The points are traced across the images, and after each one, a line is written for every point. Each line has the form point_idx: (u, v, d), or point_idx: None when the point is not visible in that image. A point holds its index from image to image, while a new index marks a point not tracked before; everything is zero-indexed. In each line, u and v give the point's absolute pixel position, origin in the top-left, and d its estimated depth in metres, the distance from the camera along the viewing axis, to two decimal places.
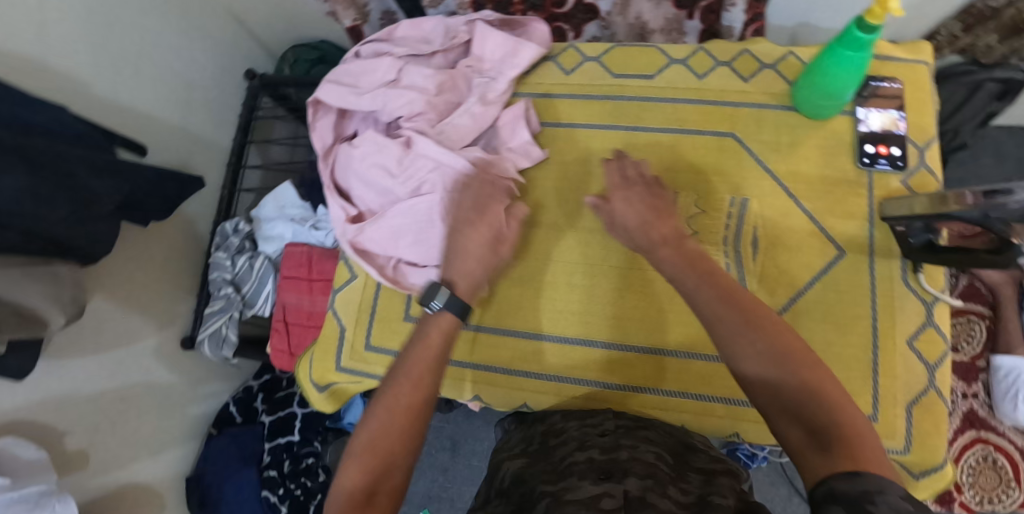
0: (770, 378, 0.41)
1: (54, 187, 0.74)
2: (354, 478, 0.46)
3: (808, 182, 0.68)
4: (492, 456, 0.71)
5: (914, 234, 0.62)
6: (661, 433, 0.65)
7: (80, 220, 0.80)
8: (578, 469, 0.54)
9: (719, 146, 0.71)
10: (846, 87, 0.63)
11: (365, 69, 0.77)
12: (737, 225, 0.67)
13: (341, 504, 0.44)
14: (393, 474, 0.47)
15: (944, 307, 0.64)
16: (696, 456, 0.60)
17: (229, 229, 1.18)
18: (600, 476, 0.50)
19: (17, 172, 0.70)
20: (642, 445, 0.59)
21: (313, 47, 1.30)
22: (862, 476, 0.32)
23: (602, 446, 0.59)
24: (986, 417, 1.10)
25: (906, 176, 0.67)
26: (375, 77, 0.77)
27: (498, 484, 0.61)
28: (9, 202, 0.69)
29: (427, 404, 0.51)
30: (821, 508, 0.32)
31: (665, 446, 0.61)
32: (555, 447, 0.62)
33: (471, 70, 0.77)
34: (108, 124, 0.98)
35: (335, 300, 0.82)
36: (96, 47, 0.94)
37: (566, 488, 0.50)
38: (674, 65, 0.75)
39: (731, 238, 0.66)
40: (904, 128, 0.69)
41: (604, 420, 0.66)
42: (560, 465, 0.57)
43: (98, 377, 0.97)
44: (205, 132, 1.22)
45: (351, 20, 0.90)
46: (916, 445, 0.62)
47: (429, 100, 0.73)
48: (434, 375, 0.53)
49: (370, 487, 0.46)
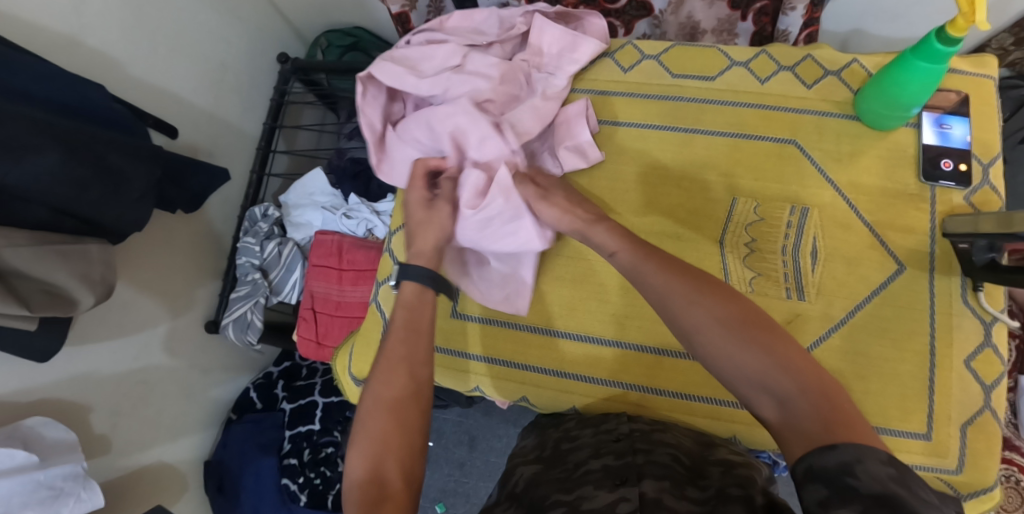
0: (731, 356, 0.44)
1: (86, 170, 0.75)
2: (363, 468, 0.50)
3: (869, 195, 0.67)
4: (510, 459, 0.71)
5: (977, 252, 0.62)
6: (680, 434, 0.67)
7: (112, 201, 0.80)
8: (594, 475, 0.55)
9: (780, 153, 0.70)
10: (915, 98, 0.61)
11: (424, 54, 0.76)
12: (796, 238, 0.66)
13: (354, 495, 0.48)
14: (399, 456, 0.51)
15: (1003, 328, 0.63)
16: (717, 450, 0.62)
17: (257, 214, 1.16)
18: (615, 483, 0.51)
19: (52, 153, 0.70)
20: (658, 447, 0.60)
21: (347, 32, 1.28)
22: (837, 448, 0.35)
23: (617, 451, 0.60)
24: (1011, 437, 1.09)
25: (969, 192, 0.66)
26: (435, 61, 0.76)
27: (512, 488, 0.61)
28: (42, 183, 0.70)
29: (409, 385, 0.55)
30: (803, 485, 0.35)
31: (683, 447, 0.62)
32: (569, 453, 0.63)
33: (528, 64, 0.77)
34: (142, 105, 0.98)
35: (378, 292, 0.80)
36: (132, 26, 0.93)
37: (581, 497, 0.51)
38: (735, 68, 0.73)
39: (792, 240, 0.66)
40: (969, 143, 0.67)
41: (618, 425, 0.68)
42: (575, 472, 0.58)
43: (122, 358, 0.97)
44: (236, 115, 1.21)
45: (398, 6, 0.89)
46: (968, 466, 0.62)
47: (494, 88, 0.74)
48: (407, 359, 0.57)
49: (379, 475, 0.49)
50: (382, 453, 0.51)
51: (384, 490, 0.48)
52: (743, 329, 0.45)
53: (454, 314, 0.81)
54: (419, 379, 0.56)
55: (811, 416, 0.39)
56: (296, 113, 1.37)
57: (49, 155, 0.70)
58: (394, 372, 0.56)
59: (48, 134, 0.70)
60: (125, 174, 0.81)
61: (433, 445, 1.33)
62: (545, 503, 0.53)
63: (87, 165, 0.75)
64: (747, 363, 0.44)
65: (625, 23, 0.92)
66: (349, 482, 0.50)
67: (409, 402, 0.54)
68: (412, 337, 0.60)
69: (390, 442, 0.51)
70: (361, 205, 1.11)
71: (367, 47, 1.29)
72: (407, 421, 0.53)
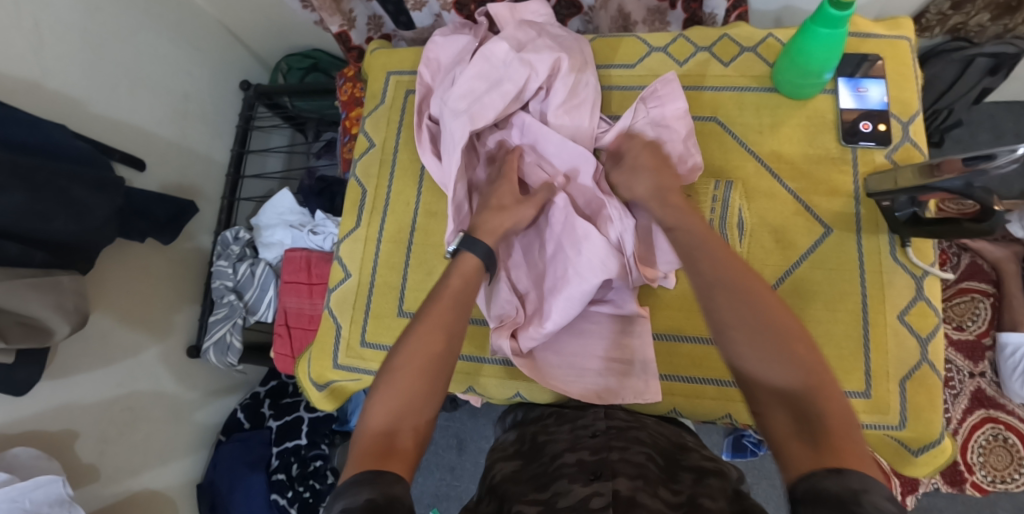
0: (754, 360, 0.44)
1: (53, 204, 0.78)
2: (378, 429, 0.46)
3: (790, 162, 0.70)
4: (488, 455, 0.70)
5: (899, 208, 0.63)
6: (655, 432, 0.64)
7: (84, 230, 0.84)
8: (568, 470, 0.54)
9: (701, 130, 0.73)
10: (822, 64, 0.63)
11: (483, 76, 0.72)
12: (722, 209, 0.69)
13: (364, 442, 0.45)
14: (415, 424, 0.47)
15: (935, 281, 0.64)
16: (688, 455, 0.60)
17: (229, 237, 1.21)
18: (590, 477, 0.51)
19: (17, 191, 0.74)
20: (635, 445, 0.58)
21: (306, 55, 1.32)
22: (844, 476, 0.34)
23: (592, 447, 0.58)
24: (995, 395, 1.06)
25: (890, 151, 0.68)
26: (473, 73, 0.72)
27: (489, 486, 0.60)
28: (12, 218, 0.74)
29: (443, 355, 0.51)
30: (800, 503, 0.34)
31: (658, 447, 0.60)
32: (545, 447, 0.63)
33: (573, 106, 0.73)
34: (106, 140, 1.01)
35: (330, 300, 0.83)
36: (91, 68, 0.97)
37: (558, 493, 0.51)
38: (655, 53, 0.77)
39: (716, 215, 0.69)
40: (887, 104, 0.69)
41: (595, 419, 0.65)
42: (551, 466, 0.57)
43: (105, 388, 1.00)
44: (204, 144, 1.24)
45: (337, 26, 0.95)
46: (911, 420, 0.62)
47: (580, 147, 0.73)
48: (449, 327, 0.53)
49: (391, 429, 0.46)
50: (404, 410, 0.48)
51: (393, 444, 0.45)
52: (778, 329, 0.44)
53: (400, 313, 0.79)
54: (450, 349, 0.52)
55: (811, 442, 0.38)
56: (263, 138, 1.41)
57: (13, 192, 0.73)
58: (428, 335, 0.52)
59: (12, 173, 0.73)
60: (87, 204, 0.83)
61: None
62: (518, 499, 0.52)
63: (49, 198, 0.78)
64: (774, 374, 0.43)
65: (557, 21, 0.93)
66: (360, 430, 0.47)
67: (435, 365, 0.51)
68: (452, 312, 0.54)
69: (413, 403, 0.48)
70: (326, 221, 1.14)
71: (326, 68, 1.33)
72: (433, 382, 0.50)
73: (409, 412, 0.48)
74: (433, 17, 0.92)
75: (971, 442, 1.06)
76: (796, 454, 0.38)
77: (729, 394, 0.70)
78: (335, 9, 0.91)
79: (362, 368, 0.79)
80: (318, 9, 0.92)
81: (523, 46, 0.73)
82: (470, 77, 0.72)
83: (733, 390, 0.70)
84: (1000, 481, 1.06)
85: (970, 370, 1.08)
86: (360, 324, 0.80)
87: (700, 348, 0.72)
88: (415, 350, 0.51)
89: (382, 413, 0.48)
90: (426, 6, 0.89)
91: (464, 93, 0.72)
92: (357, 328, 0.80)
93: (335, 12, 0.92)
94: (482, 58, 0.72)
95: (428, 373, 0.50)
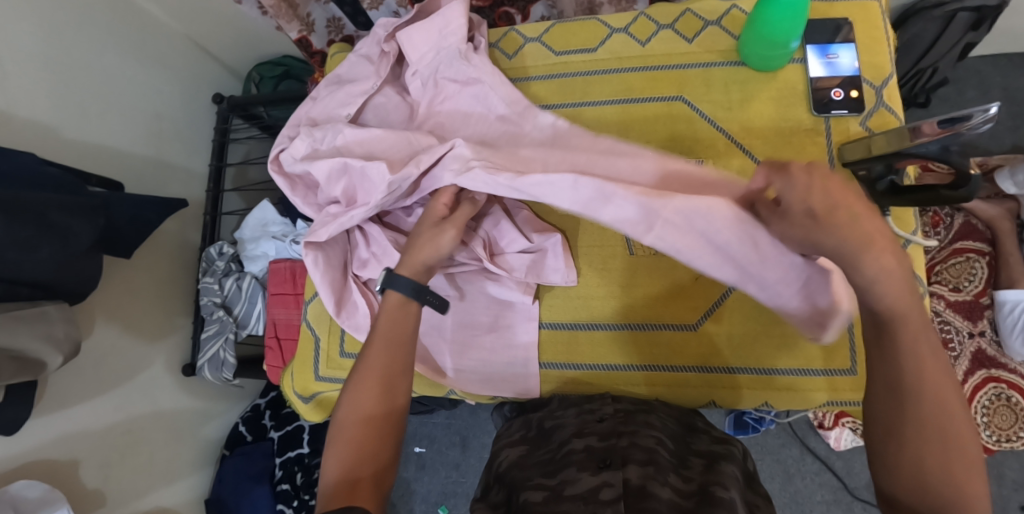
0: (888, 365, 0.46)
1: (33, 232, 0.75)
2: (339, 470, 0.52)
3: (762, 137, 0.69)
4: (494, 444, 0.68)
5: (877, 178, 0.62)
6: (665, 415, 0.64)
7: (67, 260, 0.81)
8: (576, 456, 0.53)
9: (668, 110, 0.72)
10: (788, 35, 0.62)
11: (379, 149, 0.72)
12: None
13: (329, 491, 0.51)
14: (372, 465, 0.53)
15: (917, 249, 0.65)
16: (698, 438, 0.60)
17: (213, 252, 1.20)
18: (599, 466, 0.50)
19: None
20: (644, 430, 0.58)
21: (276, 63, 1.32)
22: None
23: (600, 432, 0.58)
24: (996, 355, 1.03)
25: (865, 118, 0.67)
26: (373, 141, 0.73)
27: (496, 470, 0.59)
28: None
29: (393, 399, 0.56)
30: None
31: (667, 431, 0.60)
32: (551, 433, 0.62)
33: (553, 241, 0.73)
34: (80, 166, 1.00)
35: (307, 312, 0.83)
36: (59, 94, 0.96)
37: (565, 481, 0.49)
38: (616, 35, 0.76)
39: None
40: (859, 69, 0.68)
41: (603, 405, 0.66)
42: (558, 453, 0.56)
43: (105, 413, 1.00)
44: (180, 160, 1.23)
45: (296, 31, 0.95)
46: None
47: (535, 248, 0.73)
48: (396, 367, 0.58)
49: (352, 474, 0.52)
50: (361, 452, 0.53)
51: (356, 489, 0.50)
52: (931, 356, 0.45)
53: None
54: (396, 390, 0.57)
55: (923, 497, 0.43)
56: (242, 149, 1.39)
57: None
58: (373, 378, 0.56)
59: None
60: (71, 232, 0.79)
61: (425, 451, 1.34)
62: (525, 486, 0.50)
63: (26, 228, 0.74)
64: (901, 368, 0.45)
65: (521, 9, 0.91)
66: (323, 479, 0.52)
67: (379, 417, 0.55)
68: (390, 351, 0.58)
69: (366, 445, 0.53)
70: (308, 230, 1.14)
71: (299, 74, 1.33)
72: (383, 421, 0.55)
73: (366, 455, 0.53)
74: (391, 14, 0.93)
75: (974, 403, 1.03)
76: (899, 491, 0.45)
77: (712, 380, 0.70)
78: (292, 16, 0.92)
79: (343, 378, 0.80)
80: (275, 16, 0.91)
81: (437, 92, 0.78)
82: (367, 148, 0.73)
83: (715, 376, 0.70)
84: (1005, 440, 1.03)
85: (970, 329, 1.04)
86: (337, 335, 0.80)
87: (679, 334, 0.71)
88: (365, 384, 0.56)
89: (343, 452, 0.53)
90: (383, 4, 0.90)
91: (386, 154, 0.72)
92: (335, 339, 0.80)
93: (292, 19, 0.93)
94: (403, 130, 0.73)
95: (380, 419, 0.55)
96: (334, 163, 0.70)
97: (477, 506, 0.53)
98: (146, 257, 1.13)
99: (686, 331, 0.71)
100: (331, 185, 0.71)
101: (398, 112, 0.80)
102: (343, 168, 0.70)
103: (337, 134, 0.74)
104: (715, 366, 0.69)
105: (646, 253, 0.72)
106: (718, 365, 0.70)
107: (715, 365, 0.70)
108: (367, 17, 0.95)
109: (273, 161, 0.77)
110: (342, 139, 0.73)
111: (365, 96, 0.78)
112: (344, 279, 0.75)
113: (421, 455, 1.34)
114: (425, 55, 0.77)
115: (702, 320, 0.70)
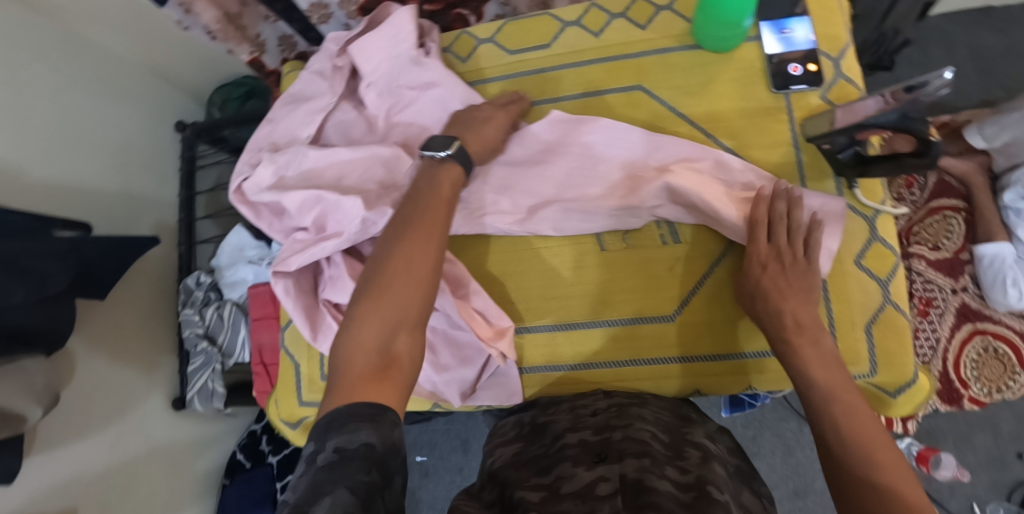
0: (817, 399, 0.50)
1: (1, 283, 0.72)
2: (373, 333, 0.49)
3: (726, 119, 0.68)
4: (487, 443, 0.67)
5: (840, 150, 0.62)
6: (658, 407, 0.64)
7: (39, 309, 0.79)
8: (570, 452, 0.52)
9: (629, 100, 0.72)
10: (739, 15, 0.62)
11: (349, 172, 0.72)
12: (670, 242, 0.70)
13: (359, 354, 0.47)
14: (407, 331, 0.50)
15: (888, 218, 0.65)
16: (692, 428, 0.60)
17: (191, 283, 1.18)
18: (594, 460, 0.49)
19: None
20: (637, 422, 0.57)
21: (238, 84, 1.30)
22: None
23: (594, 426, 0.57)
24: (980, 308, 1.03)
25: (825, 91, 0.67)
26: (342, 162, 0.73)
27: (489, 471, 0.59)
28: None
29: (431, 271, 0.54)
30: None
31: (661, 421, 0.60)
32: (545, 429, 0.61)
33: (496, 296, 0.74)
34: (47, 209, 0.97)
35: (285, 338, 0.82)
36: (18, 136, 0.93)
37: (561, 478, 0.48)
38: (569, 28, 0.75)
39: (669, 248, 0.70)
40: (815, 41, 0.68)
41: (595, 401, 0.65)
42: (551, 448, 0.55)
43: (97, 456, 0.98)
44: (149, 193, 1.20)
45: (248, 54, 0.93)
46: (882, 366, 0.63)
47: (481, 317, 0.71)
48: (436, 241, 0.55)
49: (386, 345, 0.49)
50: (396, 315, 0.50)
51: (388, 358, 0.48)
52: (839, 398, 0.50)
53: None
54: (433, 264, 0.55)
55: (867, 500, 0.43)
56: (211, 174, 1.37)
57: None
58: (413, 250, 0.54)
59: None
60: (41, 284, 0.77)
61: (427, 459, 1.33)
62: (520, 485, 0.50)
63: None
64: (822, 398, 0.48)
65: (473, 10, 0.90)
66: (351, 339, 0.49)
67: (418, 286, 0.53)
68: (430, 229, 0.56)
69: (402, 313, 0.51)
70: None
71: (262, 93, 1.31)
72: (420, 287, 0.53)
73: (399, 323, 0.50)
74: (342, 27, 0.93)
75: (963, 358, 1.03)
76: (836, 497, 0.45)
77: (696, 369, 0.70)
78: (241, 38, 0.90)
79: None
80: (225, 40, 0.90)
81: (398, 102, 0.77)
82: (336, 170, 0.72)
83: (697, 365, 0.70)
84: (996, 391, 1.03)
85: (952, 286, 1.04)
86: (318, 358, 0.79)
87: (660, 327, 0.71)
88: (405, 254, 0.53)
89: (376, 317, 0.50)
90: (333, 18, 0.90)
91: (357, 173, 0.72)
92: (316, 363, 0.79)
93: (242, 41, 0.91)
94: (368, 146, 0.73)
95: (419, 286, 0.53)
96: (306, 192, 0.69)
97: (472, 505, 0.52)
98: (124, 295, 1.10)
99: (665, 322, 0.70)
100: (300, 212, 0.70)
101: (357, 127, 0.79)
102: (316, 198, 0.69)
103: (302, 157, 0.73)
104: (696, 354, 0.69)
105: (619, 246, 0.72)
106: (699, 354, 0.70)
107: (696, 354, 0.70)
108: (318, 32, 0.96)
109: (236, 191, 0.75)
110: (307, 162, 0.73)
111: (322, 114, 0.77)
112: (316, 303, 0.74)
113: (424, 464, 1.33)
114: (379, 66, 0.76)
115: (680, 309, 0.70)
